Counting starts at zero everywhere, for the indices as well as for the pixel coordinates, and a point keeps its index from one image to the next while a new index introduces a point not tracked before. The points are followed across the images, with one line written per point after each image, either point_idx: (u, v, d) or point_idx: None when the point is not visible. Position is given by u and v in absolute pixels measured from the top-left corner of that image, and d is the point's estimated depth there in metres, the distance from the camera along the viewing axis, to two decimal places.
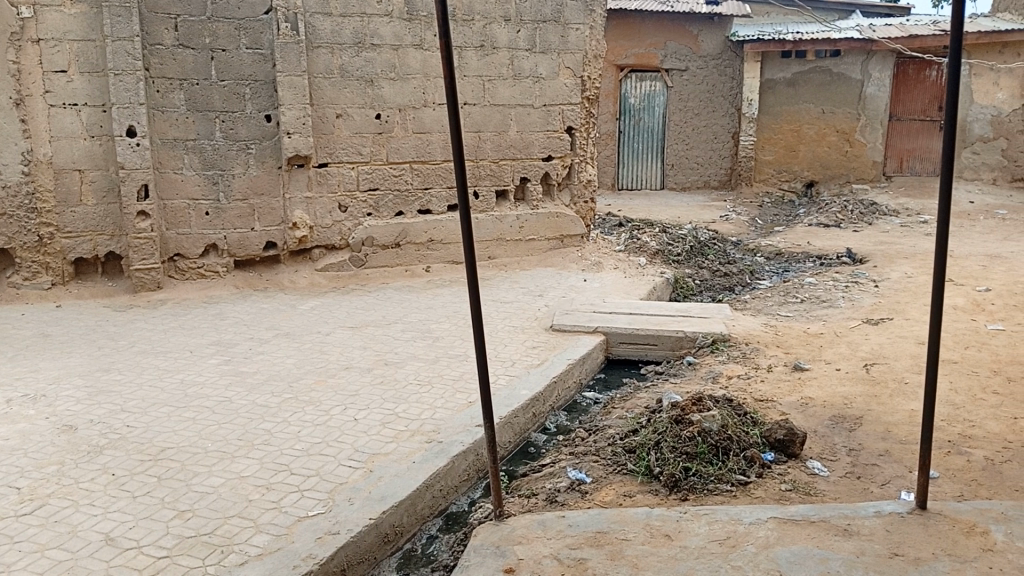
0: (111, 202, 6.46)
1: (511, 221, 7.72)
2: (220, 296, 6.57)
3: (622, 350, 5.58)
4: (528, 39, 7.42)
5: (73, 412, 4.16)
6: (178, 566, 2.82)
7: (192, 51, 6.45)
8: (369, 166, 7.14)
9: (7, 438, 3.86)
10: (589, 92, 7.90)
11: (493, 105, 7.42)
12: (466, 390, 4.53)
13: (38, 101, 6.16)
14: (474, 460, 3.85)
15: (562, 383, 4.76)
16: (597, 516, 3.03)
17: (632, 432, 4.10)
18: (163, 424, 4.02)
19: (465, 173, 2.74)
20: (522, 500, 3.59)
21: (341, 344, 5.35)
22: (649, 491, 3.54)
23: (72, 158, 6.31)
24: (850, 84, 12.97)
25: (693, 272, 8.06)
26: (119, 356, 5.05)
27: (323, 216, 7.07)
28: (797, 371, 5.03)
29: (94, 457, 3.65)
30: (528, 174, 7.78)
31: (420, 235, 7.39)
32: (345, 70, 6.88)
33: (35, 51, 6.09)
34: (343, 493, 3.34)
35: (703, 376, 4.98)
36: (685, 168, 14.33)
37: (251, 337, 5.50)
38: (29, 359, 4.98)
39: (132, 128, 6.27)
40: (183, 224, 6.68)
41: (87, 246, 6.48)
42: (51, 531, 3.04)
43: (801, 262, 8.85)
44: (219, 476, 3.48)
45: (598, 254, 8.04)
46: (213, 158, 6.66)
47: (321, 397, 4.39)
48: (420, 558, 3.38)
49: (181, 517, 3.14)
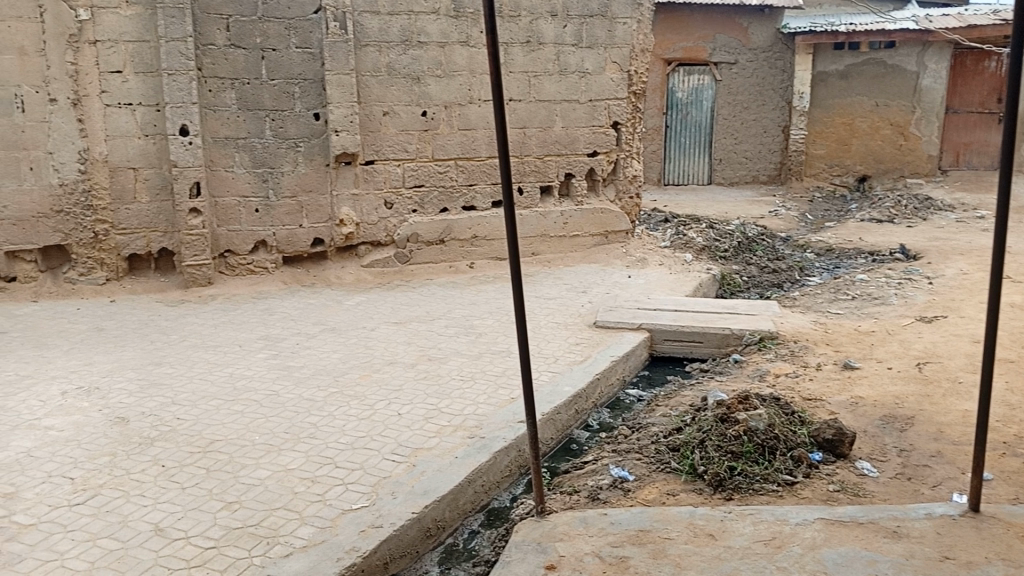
0: (163, 200, 6.61)
1: (555, 217, 7.69)
2: (269, 292, 6.68)
3: (667, 347, 5.53)
4: (574, 34, 7.39)
5: (126, 404, 4.27)
6: (225, 557, 2.88)
7: (243, 51, 6.56)
8: (414, 163, 7.19)
9: (63, 429, 3.98)
10: (635, 87, 7.84)
11: (538, 101, 7.41)
12: (508, 386, 4.54)
13: (94, 101, 6.33)
14: (516, 456, 3.86)
15: (605, 380, 4.74)
16: (639, 515, 3.01)
17: (676, 430, 4.06)
18: (212, 416, 4.11)
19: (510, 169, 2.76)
20: (564, 497, 3.57)
21: (386, 340, 5.40)
22: (693, 490, 3.50)
23: (126, 157, 6.47)
24: (905, 76, 12.64)
25: (740, 268, 7.94)
26: (172, 350, 5.17)
27: (369, 213, 7.14)
28: (847, 369, 4.92)
29: (145, 449, 3.75)
30: (573, 170, 7.74)
31: (464, 231, 7.42)
32: (392, 68, 6.94)
33: (92, 52, 6.26)
34: (386, 487, 3.37)
35: (750, 375, 4.91)
36: (733, 163, 14.11)
37: (298, 332, 5.58)
38: (83, 352, 5.13)
39: (185, 126, 6.41)
40: (234, 221, 6.80)
41: (141, 242, 6.64)
42: (103, 520, 3.12)
43: (852, 258, 8.66)
44: (267, 468, 3.55)
45: (643, 250, 7.97)
46: (263, 156, 6.77)
47: (366, 392, 4.43)
48: (462, 553, 3.38)
49: (228, 508, 3.21)
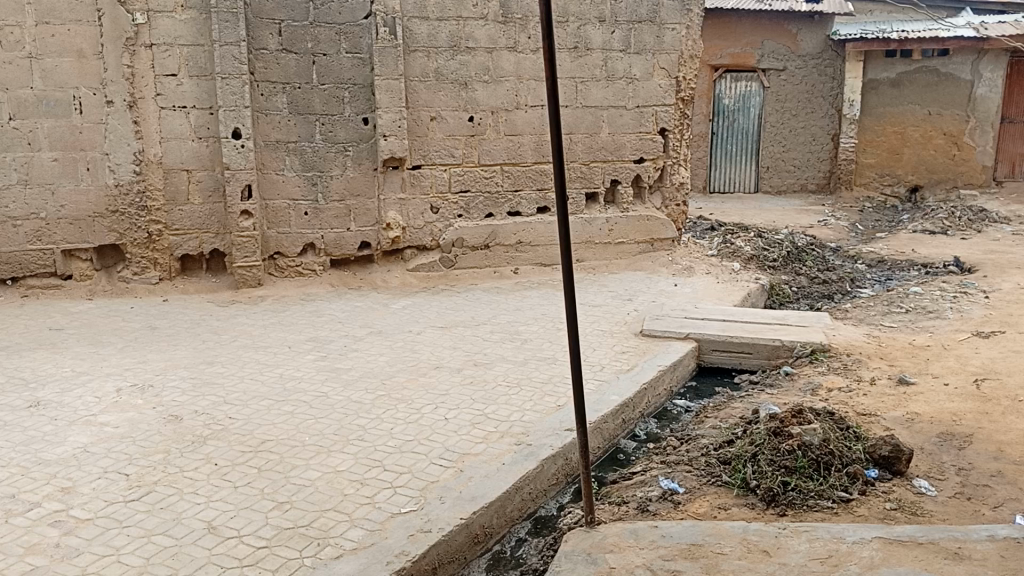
0: (215, 202, 6.72)
1: (600, 224, 7.65)
2: (317, 294, 6.75)
3: (715, 358, 5.45)
4: (622, 40, 7.35)
5: (179, 402, 4.34)
6: (277, 557, 2.91)
7: (295, 56, 6.65)
8: (461, 168, 7.22)
9: (118, 425, 4.06)
10: (683, 93, 7.77)
11: (585, 107, 7.39)
12: (555, 393, 4.51)
13: (150, 103, 6.47)
14: (563, 464, 3.83)
15: (652, 390, 4.69)
16: (691, 528, 2.97)
17: (727, 442, 4.00)
18: (263, 416, 4.16)
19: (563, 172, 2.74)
20: (612, 508, 3.53)
21: (432, 344, 5.42)
22: (745, 505, 3.45)
23: (180, 159, 6.59)
24: (959, 85, 12.43)
25: (789, 278, 7.81)
26: (223, 350, 5.25)
27: (415, 217, 7.19)
28: (902, 384, 4.80)
29: (198, 447, 3.80)
30: (619, 177, 7.70)
31: (509, 237, 7.42)
32: (440, 73, 6.99)
33: (147, 55, 6.39)
34: (434, 491, 3.38)
35: (801, 388, 4.82)
36: (780, 171, 13.87)
37: (346, 334, 5.63)
38: (137, 350, 5.23)
39: (237, 130, 6.51)
40: (283, 223, 6.89)
41: (193, 243, 6.75)
42: (158, 517, 3.17)
43: (905, 270, 8.47)
44: (316, 469, 3.57)
45: (689, 258, 7.88)
46: (313, 160, 6.85)
47: (412, 396, 4.45)
48: (510, 561, 3.37)
49: (279, 508, 3.24)
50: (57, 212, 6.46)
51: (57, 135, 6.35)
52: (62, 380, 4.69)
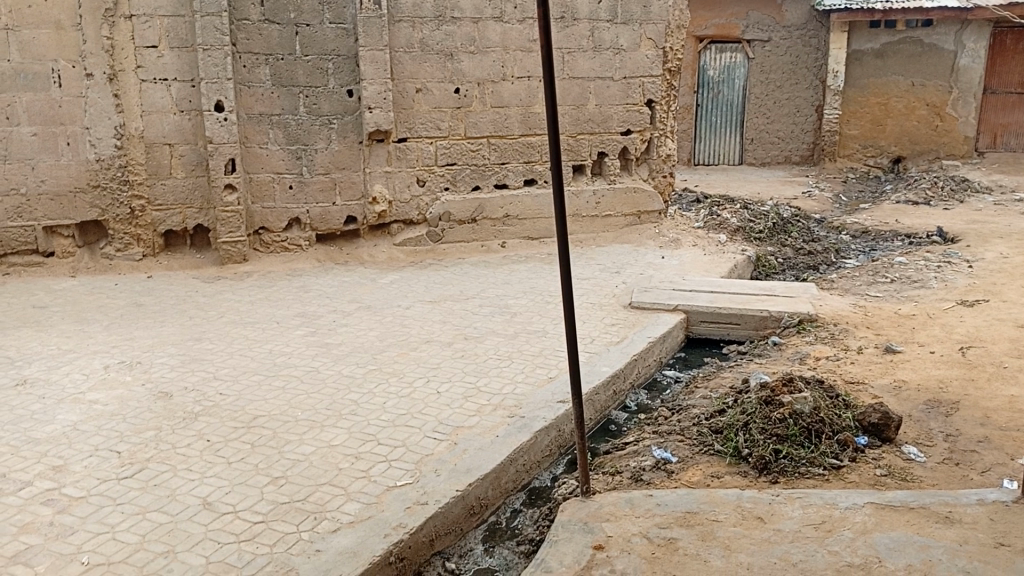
0: (199, 176, 6.63)
1: (587, 197, 7.64)
2: (304, 269, 6.70)
3: (703, 329, 5.48)
4: (609, 9, 7.29)
5: (169, 379, 4.32)
6: (274, 531, 2.91)
7: (277, 26, 6.54)
8: (447, 140, 7.16)
9: (107, 403, 4.03)
10: (670, 64, 7.73)
11: (572, 78, 7.34)
12: (546, 365, 4.53)
13: (130, 76, 6.35)
14: (556, 436, 3.85)
15: (642, 362, 4.70)
16: (686, 496, 3.00)
17: (718, 412, 4.03)
18: (255, 392, 4.14)
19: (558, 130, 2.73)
20: (607, 478, 3.55)
21: (421, 318, 5.40)
22: (738, 473, 3.48)
23: (162, 133, 6.49)
24: (942, 55, 12.51)
25: (776, 250, 7.85)
26: (211, 326, 5.22)
27: (401, 191, 7.14)
28: (888, 353, 4.85)
29: (190, 423, 3.78)
30: (606, 149, 7.66)
31: (496, 210, 7.39)
32: (425, 43, 6.91)
33: (128, 26, 6.27)
34: (429, 464, 3.38)
35: (789, 357, 4.86)
36: (765, 143, 13.86)
37: (334, 309, 5.61)
38: (123, 327, 5.18)
39: (220, 103, 6.42)
40: (269, 198, 6.82)
41: (176, 219, 6.67)
42: (152, 494, 3.16)
43: (889, 241, 8.53)
44: (310, 444, 3.57)
45: (676, 231, 7.89)
46: (297, 133, 6.76)
47: (403, 369, 4.45)
48: (505, 531, 3.38)
49: (275, 483, 3.23)
50: (37, 188, 6.35)
51: (36, 110, 6.22)
52: (48, 357, 4.64)
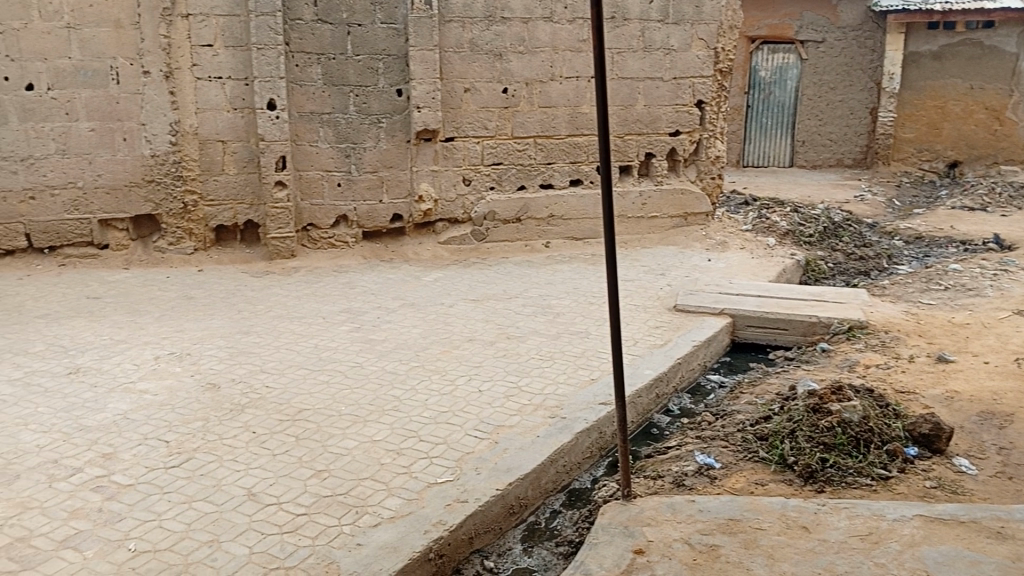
0: (250, 173, 6.75)
1: (633, 198, 7.58)
2: (350, 266, 6.77)
3: (750, 334, 5.40)
4: (661, 10, 7.23)
5: (217, 370, 4.41)
6: (316, 524, 2.94)
7: (330, 26, 6.62)
8: (494, 140, 7.18)
9: (156, 393, 4.12)
10: (722, 64, 7.64)
11: (621, 78, 7.29)
12: (589, 366, 4.51)
13: (186, 74, 6.49)
14: (597, 438, 3.83)
15: (686, 366, 4.65)
16: (730, 503, 2.96)
17: (764, 418, 3.97)
18: (300, 386, 4.20)
19: (607, 114, 2.73)
20: (648, 481, 3.52)
21: (464, 316, 5.42)
22: (783, 481, 3.42)
23: (216, 130, 6.61)
24: (1003, 58, 12.25)
25: (826, 254, 7.70)
26: (258, 320, 5.30)
27: (447, 189, 7.18)
28: (941, 363, 4.73)
29: (236, 415, 3.85)
30: (654, 150, 7.60)
31: (541, 210, 7.38)
32: (475, 43, 6.93)
33: (184, 25, 6.41)
34: (470, 462, 3.39)
35: (838, 365, 4.76)
36: (816, 145, 13.60)
37: (379, 306, 5.66)
38: (174, 319, 5.30)
39: (273, 101, 6.52)
40: (317, 195, 6.92)
41: (227, 214, 6.79)
42: (198, 484, 3.22)
43: (943, 247, 8.31)
44: (353, 438, 3.61)
45: (724, 234, 7.79)
46: (346, 131, 6.84)
47: (446, 367, 4.47)
48: (544, 532, 3.38)
49: (317, 476, 3.27)
50: (94, 181, 6.52)
51: (94, 106, 6.39)
52: (101, 347, 4.77)
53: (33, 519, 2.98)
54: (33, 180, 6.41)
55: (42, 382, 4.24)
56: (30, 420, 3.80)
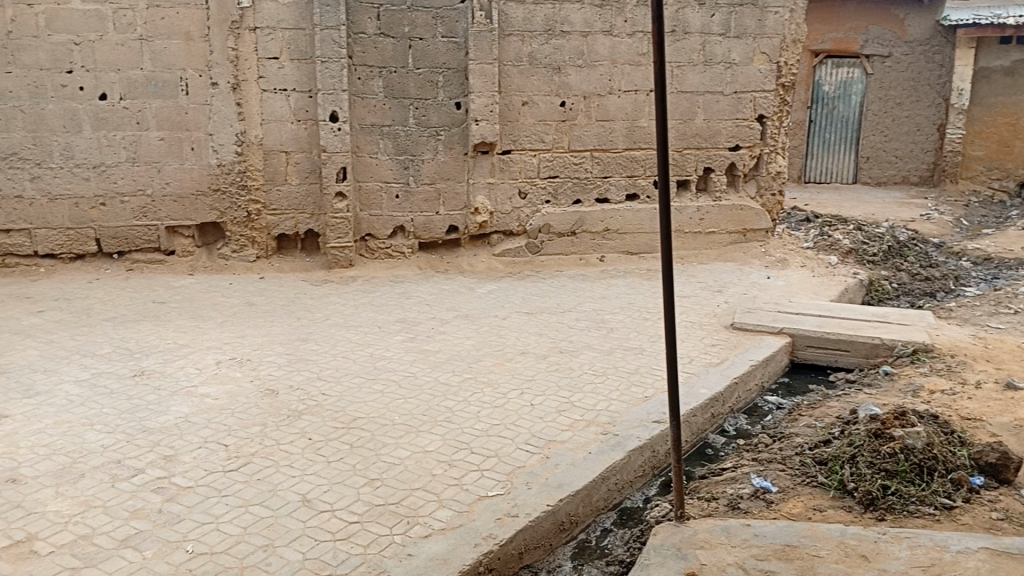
0: (311, 183, 6.89)
1: (691, 213, 7.51)
2: (405, 276, 6.84)
3: (810, 354, 5.28)
4: (722, 23, 7.17)
5: (276, 376, 4.50)
6: (368, 533, 2.97)
7: (392, 40, 6.73)
8: (550, 153, 7.19)
9: (217, 397, 4.22)
10: (784, 79, 7.50)
11: (680, 92, 7.25)
12: (642, 383, 4.46)
13: (252, 86, 6.66)
14: (650, 456, 3.78)
15: (743, 386, 4.57)
16: (786, 529, 2.89)
17: (823, 442, 3.88)
18: (355, 394, 4.25)
19: (666, 129, 2.71)
20: (702, 503, 3.46)
21: (518, 329, 5.43)
22: (842, 507, 3.33)
23: (280, 141, 6.77)
24: None
25: (889, 274, 7.50)
26: (316, 327, 5.39)
27: (502, 202, 7.21)
28: (1010, 390, 4.55)
29: (293, 421, 3.92)
30: (713, 164, 7.51)
31: (597, 224, 7.36)
32: (534, 57, 6.97)
33: (251, 38, 6.58)
34: (521, 477, 3.39)
35: (901, 389, 4.62)
36: (881, 162, 13.26)
37: (433, 317, 5.70)
38: (235, 325, 5.42)
39: (335, 113, 6.64)
40: (375, 205, 7.02)
41: (289, 223, 6.94)
42: (255, 488, 3.29)
43: (1014, 269, 8.02)
44: (406, 448, 3.63)
45: (784, 251, 7.65)
46: (405, 144, 6.93)
47: (499, 380, 4.47)
48: (595, 550, 3.35)
49: (370, 485, 3.31)
50: (163, 189, 6.73)
51: (164, 116, 6.61)
52: (165, 351, 4.91)
53: (96, 518, 3.07)
54: (104, 187, 6.65)
55: (108, 383, 4.38)
56: (95, 420, 3.92)
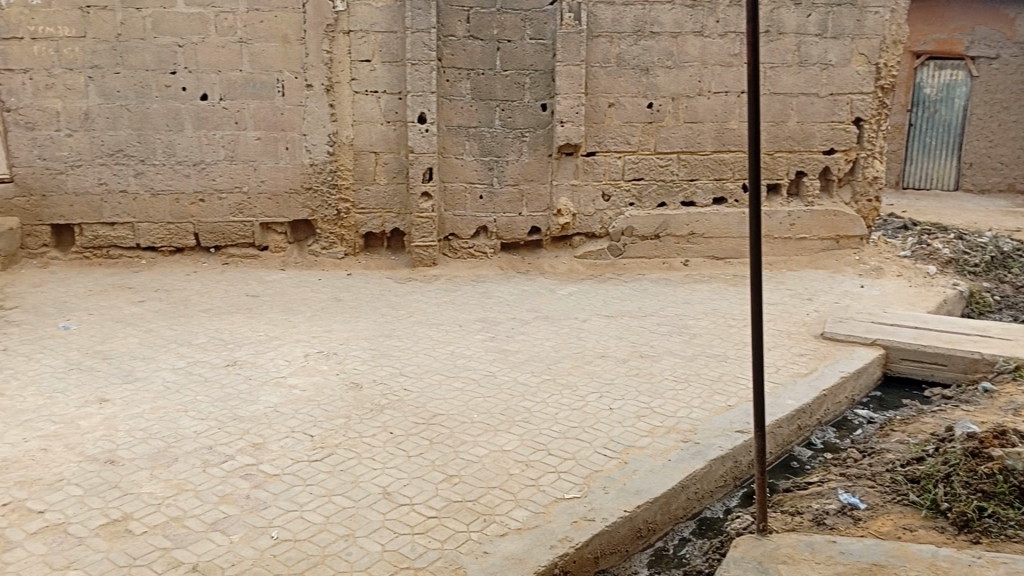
0: (399, 183, 7.03)
1: (781, 218, 7.32)
2: (487, 276, 6.90)
3: (903, 367, 5.07)
4: (819, 24, 6.96)
5: (360, 370, 4.61)
6: (446, 528, 3.01)
7: (481, 42, 6.80)
8: (636, 155, 7.13)
9: (304, 389, 4.35)
10: (883, 81, 7.23)
11: (773, 94, 7.07)
12: (725, 392, 4.37)
13: (345, 88, 6.85)
14: (732, 467, 3.70)
15: (832, 398, 4.43)
16: (873, 547, 2.79)
17: (916, 459, 3.73)
18: (435, 391, 4.31)
19: (759, 133, 2.64)
20: (785, 517, 3.37)
21: (598, 332, 5.41)
22: (934, 528, 3.19)
23: (370, 141, 6.94)
24: None
25: (991, 286, 7.13)
26: (399, 324, 5.50)
27: (586, 204, 7.19)
28: None
29: (376, 415, 4.00)
30: (805, 169, 7.31)
31: (681, 227, 7.25)
32: (622, 58, 6.92)
33: (345, 41, 6.76)
34: (598, 481, 3.37)
35: (1001, 407, 4.38)
36: (985, 168, 12.62)
37: (514, 317, 5.72)
38: (323, 319, 5.58)
39: (423, 114, 6.76)
40: (459, 206, 7.11)
41: (376, 222, 7.10)
42: (338, 478, 3.37)
43: None
44: (484, 446, 3.66)
45: (878, 259, 7.36)
46: (491, 145, 6.99)
47: (577, 382, 4.46)
48: (672, 559, 3.30)
49: (449, 481, 3.35)
50: (258, 187, 6.98)
51: (261, 116, 6.85)
52: (256, 342, 5.09)
53: (188, 501, 3.21)
54: (204, 185, 6.94)
55: (203, 372, 4.58)
56: (190, 407, 4.10)
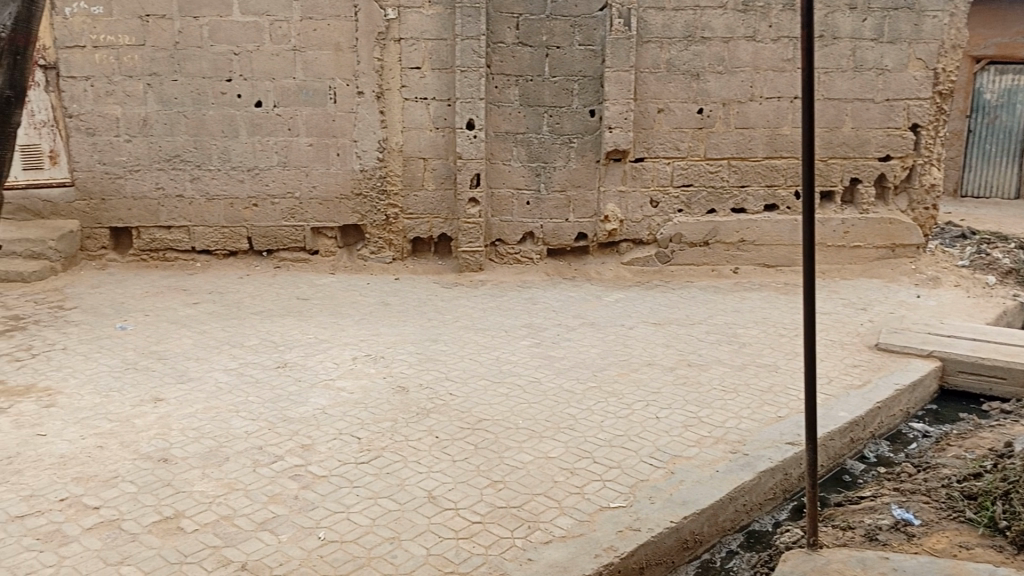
0: (447, 189, 7.08)
1: (835, 225, 7.18)
2: (534, 282, 6.90)
3: (961, 380, 4.92)
4: (875, 28, 6.82)
5: (406, 374, 4.64)
6: (490, 533, 3.01)
7: (530, 49, 6.81)
8: (685, 161, 7.07)
9: (352, 391, 4.40)
10: (942, 86, 7.05)
11: (827, 99, 6.95)
12: (775, 403, 4.29)
13: (395, 94, 6.93)
14: (782, 479, 3.64)
15: (886, 411, 4.32)
16: (928, 565, 2.72)
17: (973, 476, 3.62)
18: (481, 396, 4.32)
19: (814, 140, 2.59)
20: (836, 531, 3.30)
21: (644, 339, 5.37)
22: (992, 546, 3.09)
23: (419, 147, 7.00)
24: None
25: None
26: (446, 329, 5.53)
27: (634, 210, 7.15)
28: None
29: (422, 419, 4.03)
30: (860, 175, 7.16)
31: (731, 234, 7.16)
32: (672, 64, 6.87)
33: (396, 49, 6.84)
34: (644, 490, 3.34)
35: None
36: None
37: (560, 323, 5.71)
38: (371, 323, 5.64)
39: (472, 121, 6.80)
40: (507, 211, 7.13)
41: (424, 227, 7.16)
42: (384, 481, 3.40)
43: None
44: (529, 453, 3.66)
45: (935, 268, 7.17)
46: (539, 150, 7.00)
47: (623, 390, 4.43)
48: (719, 572, 3.26)
49: (493, 486, 3.35)
50: (310, 192, 7.10)
51: (313, 123, 6.96)
52: (306, 345, 5.17)
53: (238, 500, 3.26)
54: (257, 190, 7.08)
55: (254, 373, 4.66)
56: (240, 408, 4.18)
